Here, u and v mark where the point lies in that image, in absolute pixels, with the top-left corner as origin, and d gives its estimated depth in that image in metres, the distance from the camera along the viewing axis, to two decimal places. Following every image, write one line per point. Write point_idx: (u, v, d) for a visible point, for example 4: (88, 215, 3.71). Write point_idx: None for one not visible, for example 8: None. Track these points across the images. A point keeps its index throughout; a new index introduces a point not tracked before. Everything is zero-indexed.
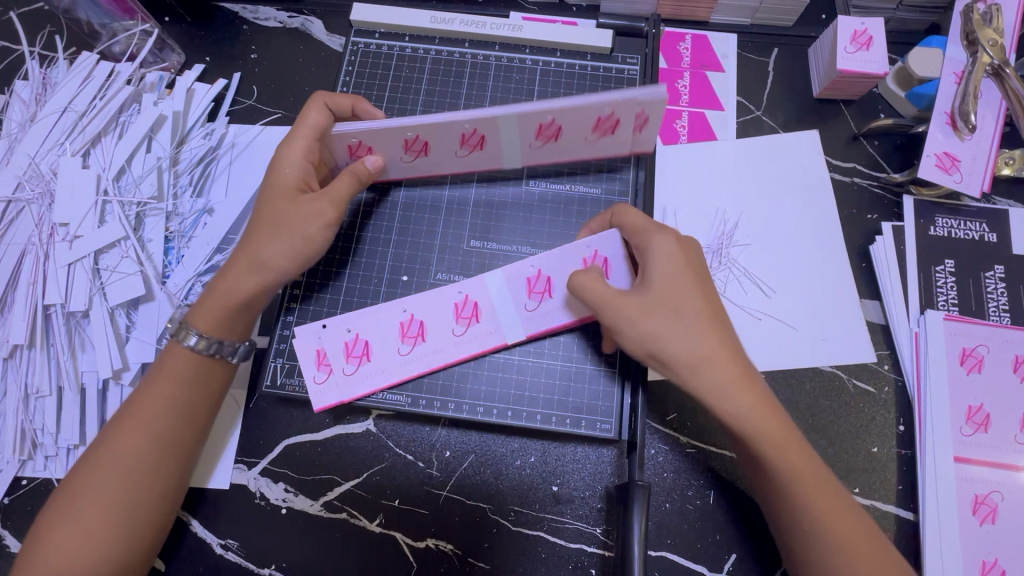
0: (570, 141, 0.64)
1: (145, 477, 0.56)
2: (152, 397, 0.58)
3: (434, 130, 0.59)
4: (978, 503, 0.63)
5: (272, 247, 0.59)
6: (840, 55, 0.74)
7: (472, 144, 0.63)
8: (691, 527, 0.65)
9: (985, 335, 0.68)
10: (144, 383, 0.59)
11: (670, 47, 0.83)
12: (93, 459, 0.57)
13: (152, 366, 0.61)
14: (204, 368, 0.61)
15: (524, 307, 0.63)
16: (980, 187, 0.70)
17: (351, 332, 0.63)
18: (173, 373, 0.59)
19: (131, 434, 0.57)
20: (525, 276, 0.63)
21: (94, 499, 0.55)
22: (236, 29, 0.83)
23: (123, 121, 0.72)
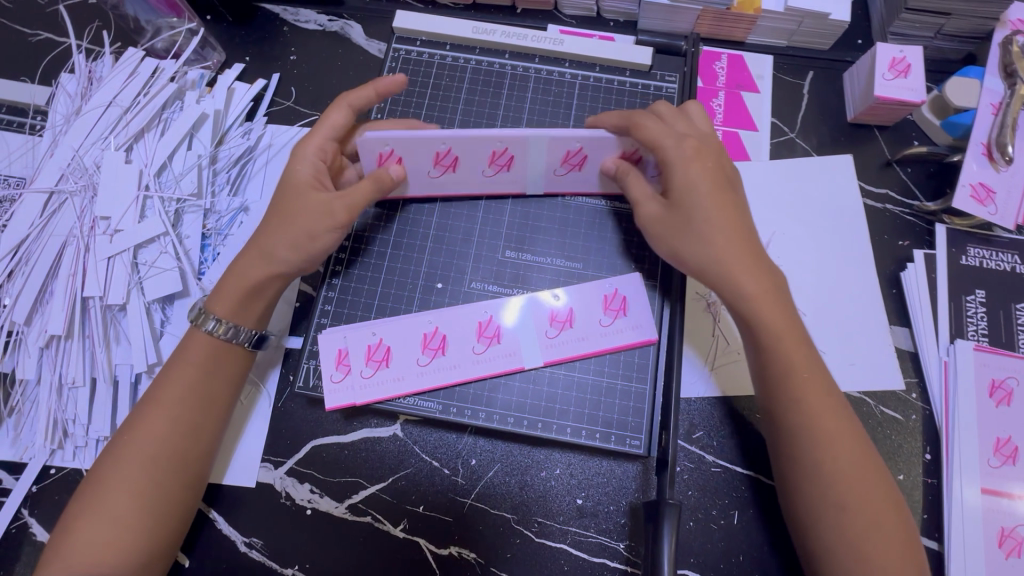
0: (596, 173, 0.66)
1: (171, 466, 0.57)
2: (175, 382, 0.59)
3: (466, 144, 0.60)
4: (1005, 536, 0.63)
5: (277, 240, 0.60)
6: (878, 81, 0.74)
7: (500, 164, 0.64)
8: (714, 547, 0.65)
9: (1015, 367, 0.68)
10: (167, 373, 0.60)
11: (705, 66, 0.83)
12: (116, 448, 0.57)
13: (173, 356, 0.61)
14: (228, 357, 0.61)
15: (545, 335, 0.64)
16: (1015, 219, 0.70)
17: (375, 335, 0.64)
18: (198, 362, 0.60)
19: (156, 422, 0.57)
20: (549, 306, 0.65)
21: (120, 487, 0.55)
22: (277, 31, 0.84)
23: (166, 118, 0.72)
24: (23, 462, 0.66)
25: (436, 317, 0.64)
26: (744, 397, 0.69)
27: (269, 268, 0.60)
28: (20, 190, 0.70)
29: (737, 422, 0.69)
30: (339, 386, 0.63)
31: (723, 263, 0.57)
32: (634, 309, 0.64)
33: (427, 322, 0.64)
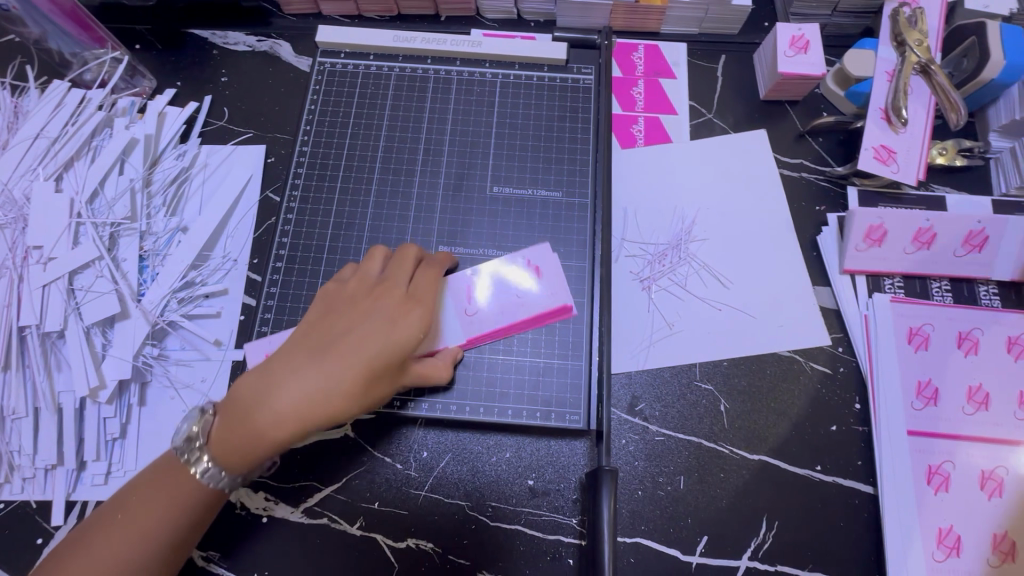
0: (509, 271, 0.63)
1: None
2: (153, 508, 0.53)
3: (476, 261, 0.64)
4: (932, 473, 0.66)
5: (351, 343, 0.54)
6: (781, 58, 0.79)
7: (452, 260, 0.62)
8: (663, 513, 0.67)
9: (929, 314, 0.72)
10: (147, 495, 0.54)
11: (623, 57, 0.87)
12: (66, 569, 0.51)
13: (156, 477, 0.54)
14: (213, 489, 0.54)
15: (463, 311, 0.65)
16: (916, 176, 0.74)
17: None
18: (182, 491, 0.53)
19: (121, 553, 0.51)
20: (466, 282, 0.65)
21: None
22: (206, 54, 0.85)
23: (95, 145, 0.73)
24: None
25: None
26: (680, 367, 0.72)
27: (304, 418, 0.52)
28: None
29: (675, 391, 0.71)
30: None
31: None
32: (545, 278, 0.65)
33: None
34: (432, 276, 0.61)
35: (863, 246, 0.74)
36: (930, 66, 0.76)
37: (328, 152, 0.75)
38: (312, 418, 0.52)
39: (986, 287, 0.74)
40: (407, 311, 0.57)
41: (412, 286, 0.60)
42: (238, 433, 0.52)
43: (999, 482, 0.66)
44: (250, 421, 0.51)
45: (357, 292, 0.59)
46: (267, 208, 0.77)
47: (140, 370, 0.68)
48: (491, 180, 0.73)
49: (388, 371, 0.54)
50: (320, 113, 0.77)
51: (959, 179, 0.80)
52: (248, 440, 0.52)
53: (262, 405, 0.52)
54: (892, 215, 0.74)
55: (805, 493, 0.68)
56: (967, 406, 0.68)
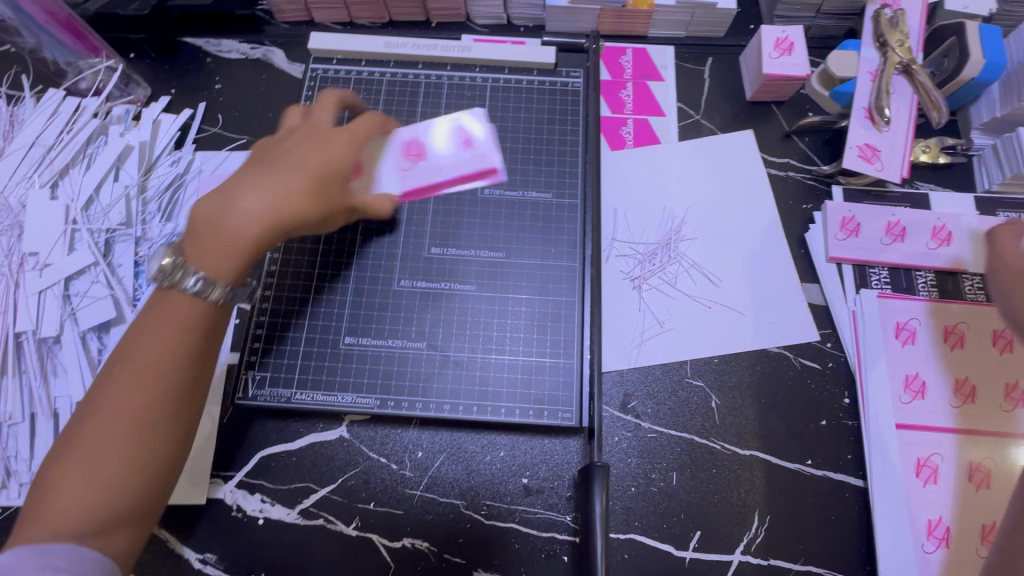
0: (436, 162, 0.68)
1: (143, 482, 0.48)
2: (156, 338, 0.49)
3: (422, 129, 0.68)
4: (921, 466, 0.67)
5: (304, 150, 0.55)
6: (766, 60, 0.80)
7: (412, 154, 0.67)
8: (656, 509, 0.68)
9: (915, 309, 0.73)
10: (146, 326, 0.49)
11: (612, 60, 0.89)
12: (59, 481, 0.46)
13: (148, 308, 0.50)
14: (193, 345, 0.50)
15: (399, 167, 0.67)
16: (900, 173, 0.76)
17: None
18: (156, 362, 0.48)
19: (117, 445, 0.47)
20: (401, 141, 0.67)
21: (83, 527, 0.46)
22: (200, 62, 0.87)
23: (90, 153, 0.74)
24: None
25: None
26: (671, 364, 0.73)
27: (272, 219, 0.50)
28: None
29: (667, 388, 0.72)
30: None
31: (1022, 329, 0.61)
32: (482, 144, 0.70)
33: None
34: (368, 121, 0.61)
35: (840, 235, 0.76)
36: (910, 65, 0.75)
37: None
38: (287, 215, 0.51)
39: (971, 282, 0.75)
40: (350, 132, 0.58)
41: (346, 126, 0.60)
42: (219, 234, 0.49)
43: (986, 474, 0.67)
44: (222, 213, 0.49)
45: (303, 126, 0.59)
46: None
47: None
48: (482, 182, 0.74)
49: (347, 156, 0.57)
50: None
51: (943, 176, 0.81)
52: (218, 242, 0.49)
53: (225, 214, 0.49)
54: (861, 209, 0.77)
55: (795, 487, 0.69)
56: (954, 399, 0.69)
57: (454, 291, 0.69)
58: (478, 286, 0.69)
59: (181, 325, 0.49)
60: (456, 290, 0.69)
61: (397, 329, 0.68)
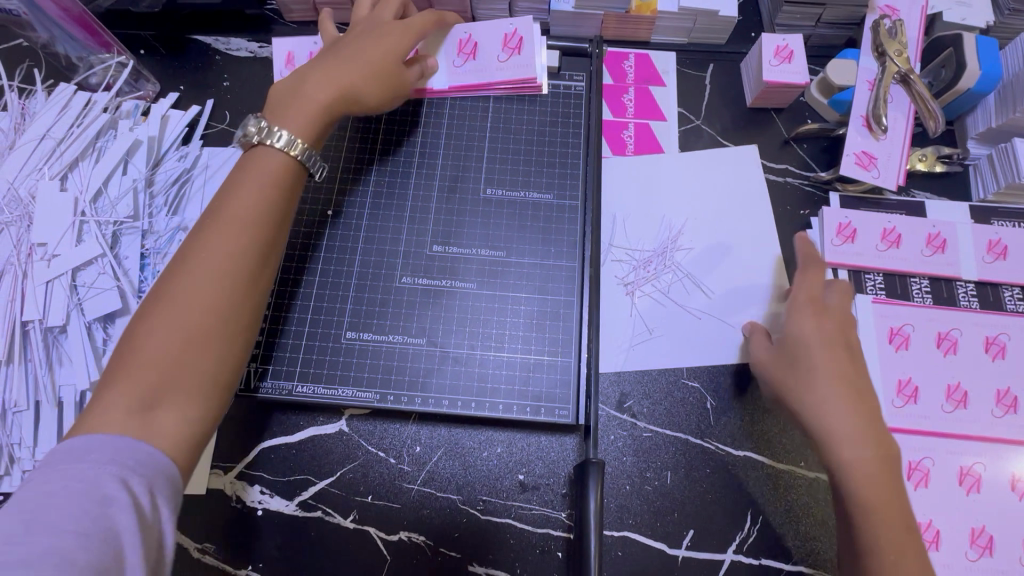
0: (487, 64, 0.76)
1: (232, 309, 0.51)
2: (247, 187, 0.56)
3: (485, 30, 0.75)
4: (912, 469, 0.68)
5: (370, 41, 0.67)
6: (766, 67, 0.82)
7: (467, 53, 0.76)
8: (650, 507, 0.68)
9: (908, 315, 0.75)
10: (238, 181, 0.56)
11: (615, 65, 0.90)
12: (153, 305, 0.49)
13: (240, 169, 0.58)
14: (281, 190, 0.57)
15: (453, 63, 0.76)
16: (896, 181, 0.77)
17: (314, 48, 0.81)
18: (252, 200, 0.55)
19: (224, 260, 0.52)
20: (458, 38, 0.75)
21: (191, 334, 0.49)
22: (209, 59, 0.88)
23: (100, 146, 0.75)
24: None
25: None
26: (668, 365, 0.74)
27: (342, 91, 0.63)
28: None
29: (663, 388, 0.73)
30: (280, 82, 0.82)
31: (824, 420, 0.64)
32: (527, 51, 0.76)
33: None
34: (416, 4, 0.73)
35: (837, 241, 0.78)
36: (908, 75, 0.77)
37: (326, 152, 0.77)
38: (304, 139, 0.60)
39: (965, 289, 0.76)
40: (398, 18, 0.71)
41: (369, 44, 0.67)
42: (297, 100, 0.61)
43: (976, 478, 0.68)
44: (303, 90, 0.62)
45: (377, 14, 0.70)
46: None
47: None
48: (485, 183, 0.75)
49: (397, 82, 0.69)
50: None
51: (939, 185, 0.82)
52: (300, 103, 0.61)
53: (304, 87, 0.63)
54: (858, 215, 0.79)
55: (788, 488, 0.69)
56: (945, 404, 0.71)
57: (455, 289, 0.70)
58: (479, 284, 0.70)
59: (268, 178, 0.57)
60: (456, 288, 0.70)
61: (398, 325, 0.69)
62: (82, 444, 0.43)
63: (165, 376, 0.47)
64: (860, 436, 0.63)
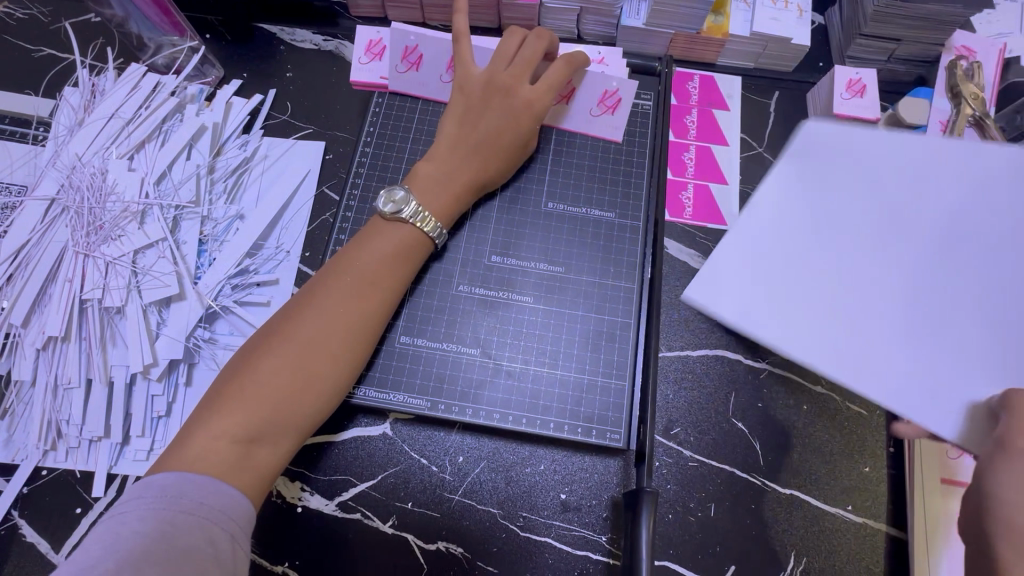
0: (579, 109, 0.77)
1: (342, 369, 0.60)
2: (371, 251, 0.64)
3: (589, 79, 0.74)
4: None
5: (507, 119, 0.70)
6: (837, 100, 0.80)
7: (563, 94, 0.76)
8: (692, 538, 0.67)
9: None
10: (363, 241, 0.65)
11: (679, 86, 0.89)
12: (274, 347, 0.57)
13: (364, 232, 0.66)
14: (402, 268, 0.65)
15: None
16: None
17: (413, 39, 0.76)
18: (375, 271, 0.63)
19: (340, 319, 0.60)
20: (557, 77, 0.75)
21: (305, 381, 0.57)
22: (274, 49, 0.88)
23: (166, 130, 0.76)
24: (16, 463, 0.67)
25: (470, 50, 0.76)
26: (717, 394, 0.73)
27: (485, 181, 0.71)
28: (21, 197, 0.72)
29: (711, 419, 0.72)
30: (366, 67, 0.81)
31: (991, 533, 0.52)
32: (621, 111, 0.76)
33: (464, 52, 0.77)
34: (559, 70, 0.72)
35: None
36: (984, 119, 0.76)
37: (388, 154, 0.78)
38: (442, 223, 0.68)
39: None
40: (542, 88, 0.71)
41: (506, 128, 0.70)
42: (445, 191, 0.68)
43: None
44: (449, 180, 0.69)
45: (518, 76, 0.71)
46: (323, 204, 0.79)
47: (190, 351, 0.69)
48: (546, 197, 0.75)
49: (527, 151, 0.74)
50: (382, 121, 0.79)
51: None
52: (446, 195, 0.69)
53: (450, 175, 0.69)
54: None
55: (833, 531, 0.68)
56: None
57: (510, 300, 0.70)
58: (536, 299, 0.70)
59: (394, 244, 0.65)
60: (513, 301, 0.70)
61: (452, 333, 0.69)
62: (188, 472, 0.50)
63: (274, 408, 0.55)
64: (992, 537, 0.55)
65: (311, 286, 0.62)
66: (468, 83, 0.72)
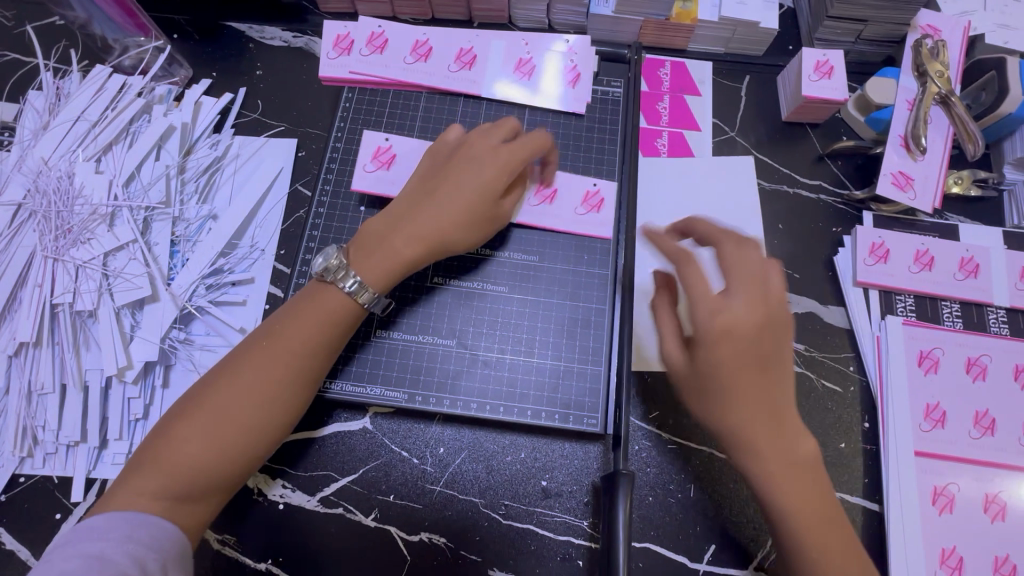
0: (564, 209, 0.72)
1: (254, 438, 0.57)
2: (305, 319, 0.60)
3: (569, 179, 0.73)
4: (937, 494, 0.68)
5: (466, 176, 0.63)
6: (805, 82, 0.81)
7: (544, 195, 0.73)
8: (672, 520, 0.68)
9: (940, 338, 0.74)
10: (299, 307, 0.61)
11: (651, 72, 0.89)
12: (187, 413, 0.55)
13: (304, 296, 0.62)
14: (329, 340, 0.60)
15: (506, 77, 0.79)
16: (932, 204, 0.77)
17: (386, 140, 0.75)
18: (299, 341, 0.59)
19: (263, 393, 0.57)
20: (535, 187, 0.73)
21: (222, 452, 0.55)
22: (243, 47, 0.87)
23: (134, 131, 0.75)
24: None
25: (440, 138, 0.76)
26: None
27: (433, 247, 0.63)
28: None
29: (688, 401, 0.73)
30: (334, 63, 0.79)
31: (737, 437, 0.53)
32: (608, 211, 0.73)
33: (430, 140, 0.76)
34: (529, 137, 0.65)
35: (870, 261, 0.77)
36: (949, 97, 0.77)
37: (360, 149, 0.78)
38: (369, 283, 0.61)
39: (996, 315, 0.76)
40: (506, 151, 0.64)
41: (463, 185, 0.63)
42: (381, 250, 0.62)
43: (1000, 507, 0.68)
44: (391, 234, 0.63)
45: (485, 137, 0.66)
46: (296, 201, 0.79)
47: (166, 352, 0.69)
48: None
49: (490, 215, 0.64)
50: (353, 115, 0.79)
51: (973, 209, 0.82)
52: (380, 254, 0.62)
53: (391, 235, 0.63)
54: (891, 235, 0.78)
55: None
56: (974, 431, 0.70)
57: (485, 291, 0.70)
58: (511, 289, 0.70)
59: (327, 315, 0.60)
60: (488, 291, 0.70)
61: (427, 325, 0.69)
62: (111, 516, 0.52)
63: (187, 477, 0.54)
64: (770, 455, 0.53)
65: (239, 348, 0.60)
66: (438, 147, 0.68)
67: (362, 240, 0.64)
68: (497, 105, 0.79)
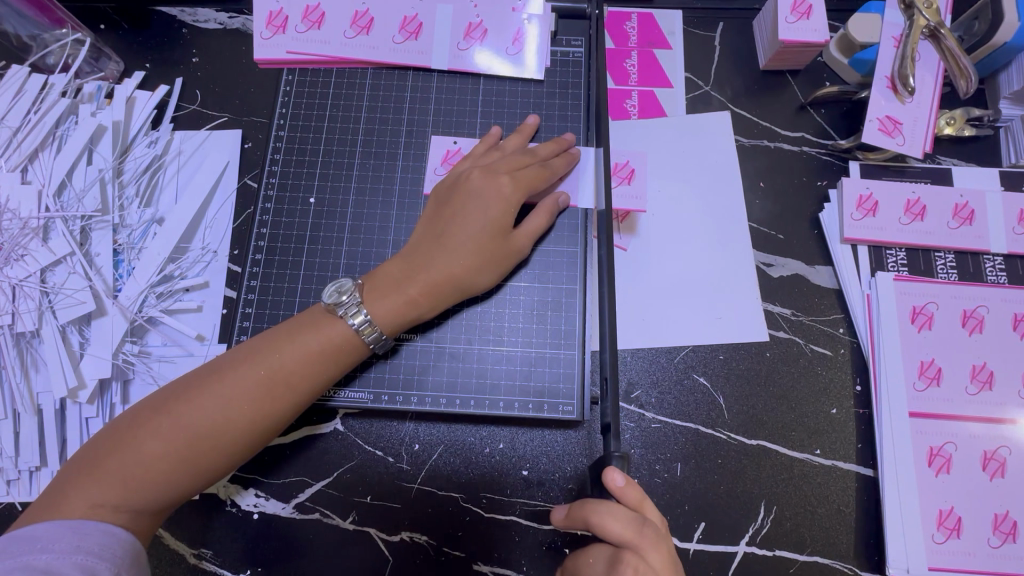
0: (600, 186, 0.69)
1: (231, 461, 0.54)
2: (301, 343, 0.56)
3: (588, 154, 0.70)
4: (933, 455, 0.65)
5: (474, 210, 0.61)
6: (781, 25, 0.74)
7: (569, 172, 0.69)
8: (659, 501, 0.65)
9: (934, 292, 0.70)
10: (298, 328, 0.57)
11: (616, 27, 0.83)
12: (161, 429, 0.51)
13: (310, 316, 0.58)
14: (324, 371, 0.57)
15: (457, 46, 0.73)
16: (922, 147, 0.71)
17: (456, 144, 0.70)
18: (294, 368, 0.55)
19: (241, 413, 0.53)
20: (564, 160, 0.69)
21: (183, 464, 0.52)
22: (175, 32, 0.81)
23: (60, 135, 0.70)
24: None
25: (458, 138, 0.71)
26: (675, 351, 0.71)
27: (447, 288, 0.60)
28: None
29: (670, 376, 0.70)
30: (269, 43, 0.72)
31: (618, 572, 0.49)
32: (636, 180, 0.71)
33: (451, 142, 0.70)
34: (534, 173, 0.64)
35: (857, 215, 0.73)
36: (938, 30, 0.70)
37: (305, 136, 0.72)
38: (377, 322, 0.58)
39: (993, 263, 0.72)
40: (516, 187, 0.62)
41: (475, 220, 0.61)
42: (391, 295, 0.59)
43: (1000, 463, 0.65)
44: (406, 280, 0.60)
45: (491, 168, 0.63)
46: (246, 196, 0.74)
47: (121, 368, 0.66)
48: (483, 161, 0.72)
49: (504, 251, 0.62)
50: (295, 100, 0.74)
51: (966, 150, 0.77)
52: (392, 297, 0.59)
53: (404, 279, 0.60)
54: (879, 185, 0.74)
55: (801, 476, 0.67)
56: (971, 386, 0.67)
57: (476, 307, 0.65)
58: None
59: (323, 342, 0.56)
60: None
61: None
62: (60, 523, 0.47)
63: (142, 484, 0.50)
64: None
65: (227, 358, 0.56)
66: (439, 182, 0.65)
67: (369, 281, 0.60)
68: (451, 77, 0.74)
